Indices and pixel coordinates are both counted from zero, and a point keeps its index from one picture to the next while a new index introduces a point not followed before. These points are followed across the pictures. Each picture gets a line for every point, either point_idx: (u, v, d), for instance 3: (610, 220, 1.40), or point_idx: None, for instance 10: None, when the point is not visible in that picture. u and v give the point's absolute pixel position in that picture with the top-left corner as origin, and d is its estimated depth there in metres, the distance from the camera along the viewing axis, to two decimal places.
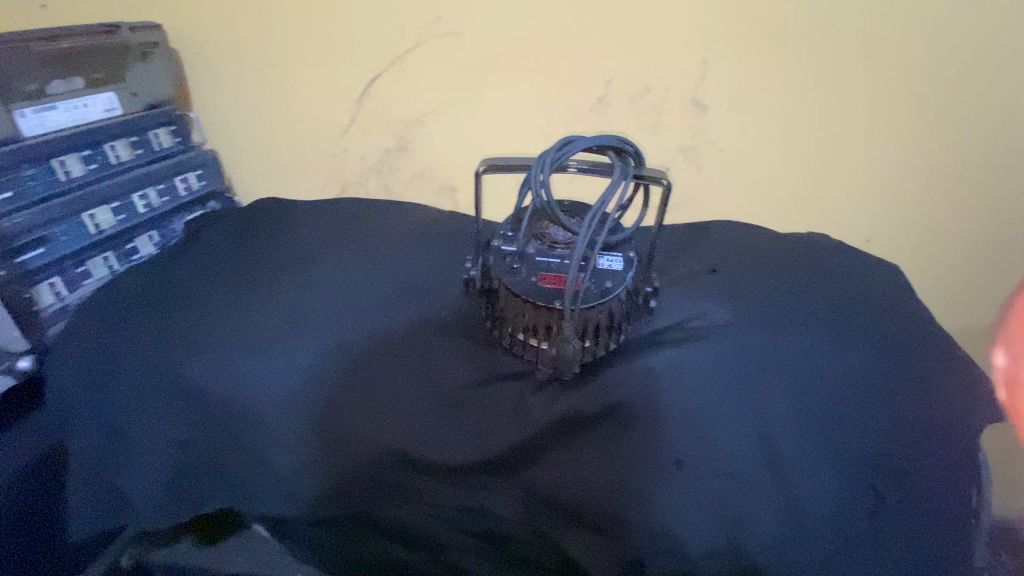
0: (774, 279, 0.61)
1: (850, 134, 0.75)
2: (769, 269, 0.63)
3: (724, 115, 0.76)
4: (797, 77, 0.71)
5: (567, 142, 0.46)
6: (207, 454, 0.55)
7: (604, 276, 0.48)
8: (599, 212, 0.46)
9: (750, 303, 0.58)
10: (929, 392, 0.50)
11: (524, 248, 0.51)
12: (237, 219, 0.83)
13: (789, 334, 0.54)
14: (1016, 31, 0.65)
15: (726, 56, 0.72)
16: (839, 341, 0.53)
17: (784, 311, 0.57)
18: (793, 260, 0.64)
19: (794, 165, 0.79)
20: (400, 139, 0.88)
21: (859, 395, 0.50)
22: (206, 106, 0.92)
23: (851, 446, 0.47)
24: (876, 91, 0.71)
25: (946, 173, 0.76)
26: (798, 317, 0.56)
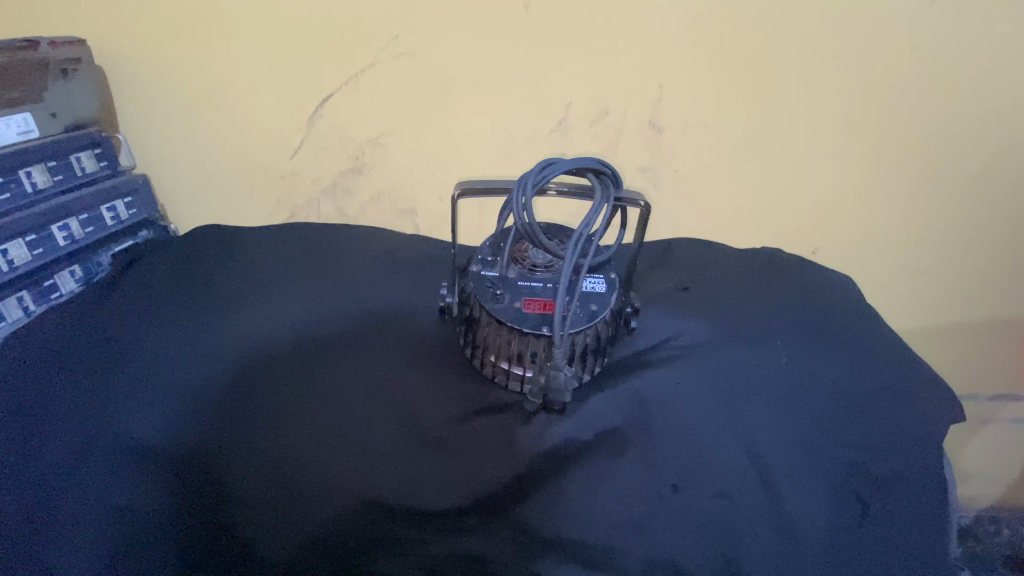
0: (744, 293, 0.63)
1: (795, 154, 0.79)
2: (737, 283, 0.65)
3: (680, 136, 0.79)
4: (746, 99, 0.75)
5: (548, 164, 0.45)
6: (151, 510, 0.47)
7: (589, 299, 0.48)
8: (583, 234, 0.45)
9: (725, 319, 0.59)
10: (895, 396, 0.53)
11: (505, 272, 0.49)
12: (177, 250, 0.77)
13: (765, 346, 0.56)
14: (937, 57, 0.70)
15: (680, 80, 0.75)
16: (810, 352, 0.56)
17: (758, 325, 0.58)
18: (758, 275, 0.66)
19: (747, 183, 0.83)
20: (356, 161, 0.85)
21: (836, 404, 0.52)
22: (136, 128, 0.85)
23: (834, 456, 0.49)
24: (817, 115, 0.76)
25: (883, 190, 0.82)
26: (770, 329, 0.58)
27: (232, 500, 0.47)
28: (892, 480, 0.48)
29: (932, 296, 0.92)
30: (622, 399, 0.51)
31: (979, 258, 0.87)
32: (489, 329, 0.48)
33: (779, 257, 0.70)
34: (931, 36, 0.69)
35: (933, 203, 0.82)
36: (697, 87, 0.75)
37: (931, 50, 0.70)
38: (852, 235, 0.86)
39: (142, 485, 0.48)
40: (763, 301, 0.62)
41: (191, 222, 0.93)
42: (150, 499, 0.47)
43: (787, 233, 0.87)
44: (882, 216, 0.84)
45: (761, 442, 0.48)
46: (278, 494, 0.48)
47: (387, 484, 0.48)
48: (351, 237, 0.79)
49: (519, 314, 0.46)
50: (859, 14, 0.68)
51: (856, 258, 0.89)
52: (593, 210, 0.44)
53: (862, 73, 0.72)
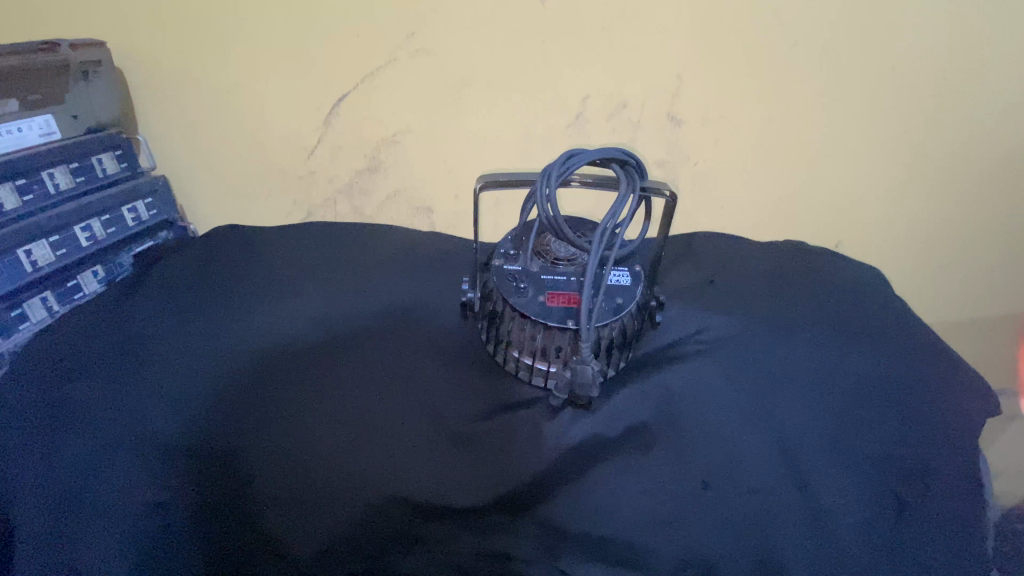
0: (770, 287, 0.62)
1: (816, 145, 0.78)
2: (761, 276, 0.64)
3: (699, 129, 0.78)
4: (767, 89, 0.74)
5: (573, 154, 0.45)
6: (174, 503, 0.47)
7: (613, 292, 0.47)
8: (609, 225, 0.44)
9: (752, 312, 0.58)
10: (927, 390, 0.51)
11: (528, 266, 0.48)
12: (197, 249, 0.77)
13: (793, 341, 0.55)
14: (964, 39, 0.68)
15: (699, 71, 0.73)
16: (836, 344, 0.55)
17: (787, 318, 0.57)
18: (784, 268, 0.65)
19: (768, 175, 0.81)
20: (372, 160, 0.84)
21: (867, 398, 0.51)
22: (154, 129, 0.85)
23: (866, 450, 0.47)
24: (837, 103, 0.74)
25: (907, 181, 0.80)
26: (795, 322, 0.57)
27: (258, 494, 0.47)
28: (925, 469, 0.47)
29: (962, 288, 0.90)
30: (646, 393, 0.51)
31: (1008, 250, 0.85)
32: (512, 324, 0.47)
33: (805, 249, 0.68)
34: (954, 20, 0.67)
35: (958, 194, 0.80)
36: (715, 79, 0.74)
37: (960, 37, 0.68)
38: (874, 228, 0.85)
39: (167, 480, 0.48)
40: (789, 294, 0.61)
41: (210, 222, 0.94)
42: (173, 491, 0.47)
43: (808, 225, 0.86)
44: (908, 207, 0.82)
45: (787, 433, 0.48)
46: (306, 488, 0.48)
47: (412, 479, 0.47)
48: (368, 234, 0.79)
49: (543, 307, 0.45)
50: (884, 1, 0.66)
51: (878, 251, 0.87)
52: (619, 200, 0.44)
53: (888, 63, 0.70)
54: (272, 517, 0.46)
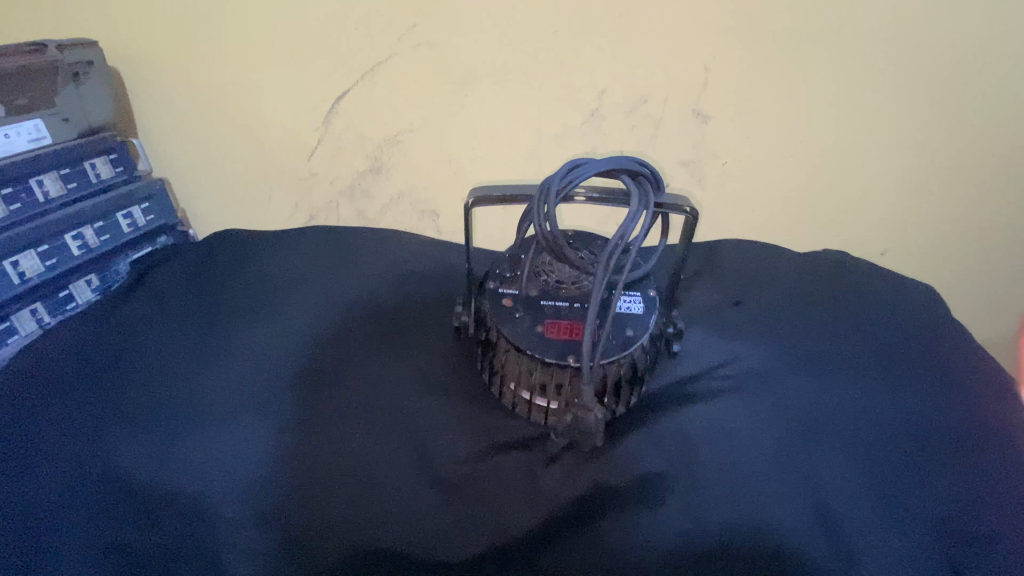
0: (802, 312, 0.57)
1: (860, 141, 0.70)
2: (791, 299, 0.59)
3: (728, 126, 0.70)
4: (806, 80, 0.66)
5: (578, 163, 0.40)
6: (141, 523, 0.44)
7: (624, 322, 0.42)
8: (617, 247, 0.39)
9: (782, 345, 0.54)
10: (985, 442, 0.46)
11: (526, 290, 0.43)
12: (188, 263, 0.74)
13: (828, 382, 0.50)
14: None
15: (729, 61, 0.66)
16: (870, 381, 0.50)
17: (821, 353, 0.53)
18: (819, 288, 0.60)
19: (805, 176, 0.73)
20: (374, 161, 0.80)
21: (912, 449, 0.45)
22: (153, 130, 0.82)
23: (914, 509, 0.42)
24: (883, 94, 0.66)
25: (962, 181, 0.71)
26: (823, 356, 0.53)
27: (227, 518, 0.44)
28: (983, 529, 0.41)
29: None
30: (657, 433, 0.46)
31: None
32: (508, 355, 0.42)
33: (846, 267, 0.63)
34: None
35: (1020, 198, 0.72)
36: (747, 69, 0.66)
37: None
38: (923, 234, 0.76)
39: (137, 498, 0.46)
40: (824, 323, 0.56)
41: (212, 225, 0.91)
42: (135, 535, 0.43)
43: (846, 229, 0.78)
44: (964, 209, 0.74)
45: (817, 480, 0.43)
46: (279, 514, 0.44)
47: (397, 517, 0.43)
48: (368, 240, 0.75)
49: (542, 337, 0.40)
50: None
51: (923, 259, 0.79)
52: (630, 216, 0.38)
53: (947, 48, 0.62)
54: (238, 544, 0.43)
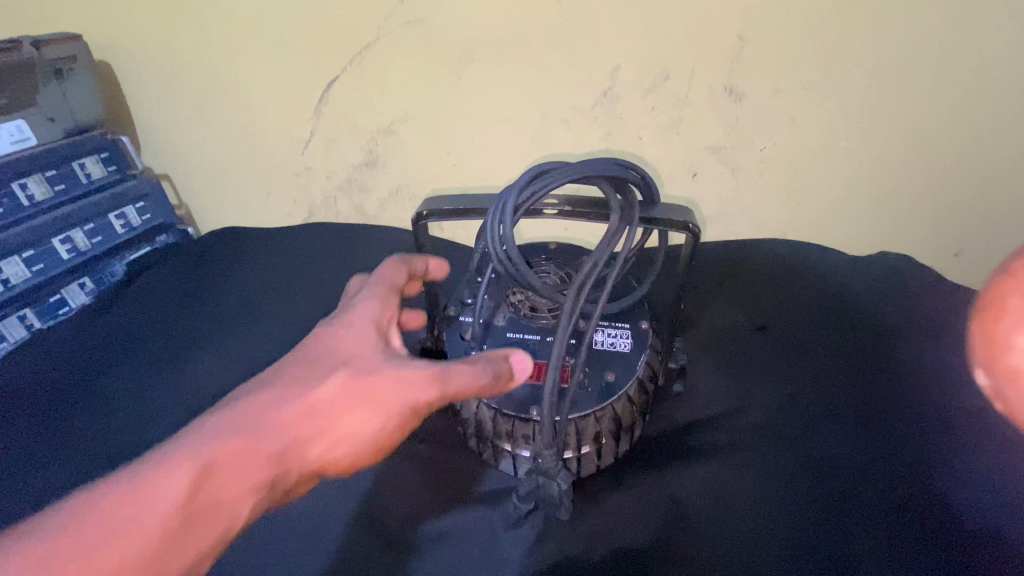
0: (826, 348, 0.55)
1: (942, 122, 0.56)
2: (809, 325, 0.58)
3: (766, 104, 0.59)
4: (868, 47, 0.54)
5: (535, 180, 0.37)
6: None
7: (604, 367, 0.46)
8: (591, 272, 0.34)
9: (793, 391, 0.52)
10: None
11: (494, 322, 0.49)
12: (176, 268, 0.74)
13: (840, 440, 0.47)
14: None
15: (767, 25, 0.55)
16: (885, 426, 0.48)
17: (835, 403, 0.50)
18: (847, 319, 0.57)
19: (866, 164, 0.61)
20: (369, 153, 0.74)
21: (943, 524, 0.41)
22: (151, 126, 0.80)
23: None
24: (977, 62, 0.52)
25: None
26: (834, 395, 0.51)
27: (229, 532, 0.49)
28: None
29: None
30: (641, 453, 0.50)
31: None
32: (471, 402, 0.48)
33: (880, 303, 0.58)
34: None
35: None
36: (791, 34, 0.55)
37: None
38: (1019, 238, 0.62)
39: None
40: (844, 368, 0.53)
41: (217, 221, 0.89)
42: None
43: (912, 229, 0.65)
44: None
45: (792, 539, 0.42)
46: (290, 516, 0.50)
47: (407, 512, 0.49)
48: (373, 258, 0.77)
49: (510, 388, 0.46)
50: None
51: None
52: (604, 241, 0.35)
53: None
54: None
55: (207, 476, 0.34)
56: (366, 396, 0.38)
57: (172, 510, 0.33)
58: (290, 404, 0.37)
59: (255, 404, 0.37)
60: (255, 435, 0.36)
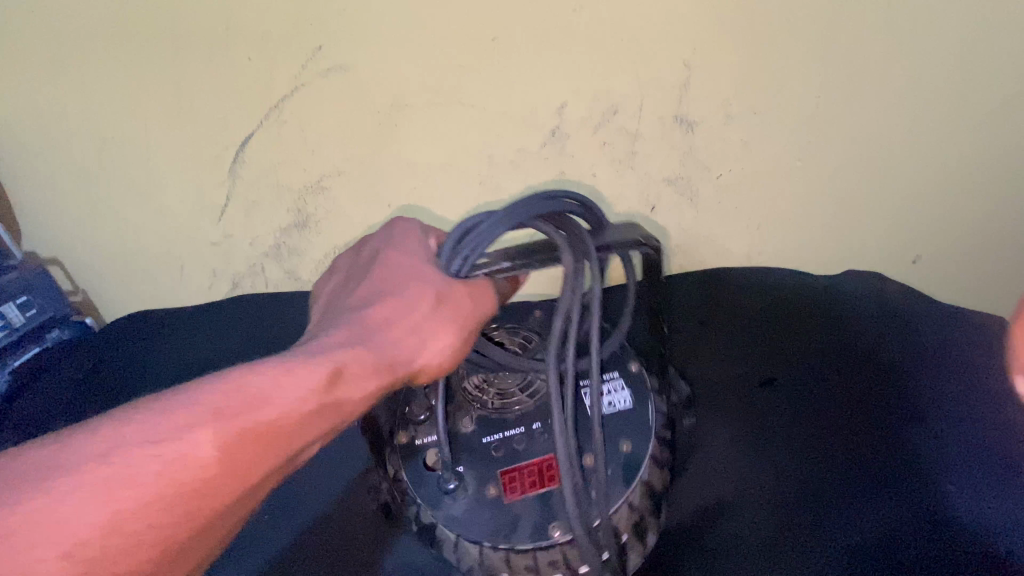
0: (822, 386, 0.52)
1: (886, 135, 0.57)
2: (811, 368, 0.53)
3: (718, 131, 0.58)
4: (810, 68, 0.54)
5: (465, 241, 0.40)
6: None
7: (617, 438, 0.46)
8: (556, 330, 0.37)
9: (796, 450, 0.48)
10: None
11: (466, 431, 0.49)
12: (76, 367, 0.65)
13: (864, 508, 0.44)
14: None
15: (712, 54, 0.54)
16: (891, 464, 0.46)
17: (840, 456, 0.47)
18: (837, 343, 0.54)
19: (820, 181, 0.60)
20: (298, 214, 0.67)
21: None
22: (30, 204, 0.69)
23: None
24: (911, 76, 0.53)
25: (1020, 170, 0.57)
26: (838, 445, 0.48)
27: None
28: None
29: None
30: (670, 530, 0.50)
31: None
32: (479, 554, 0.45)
33: (888, 306, 0.57)
34: None
35: (967, 131, 0.56)
36: (736, 58, 0.54)
37: None
38: (970, 239, 0.63)
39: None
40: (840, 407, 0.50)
41: (125, 305, 0.78)
42: None
43: (870, 242, 0.64)
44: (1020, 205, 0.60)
45: None
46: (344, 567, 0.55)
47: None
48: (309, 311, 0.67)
49: (518, 516, 0.45)
50: None
51: (968, 268, 0.65)
52: (566, 277, 0.38)
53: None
54: None
55: (340, 377, 0.34)
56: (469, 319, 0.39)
57: (318, 389, 0.33)
58: (415, 330, 0.38)
59: (368, 326, 0.37)
60: (377, 355, 0.36)
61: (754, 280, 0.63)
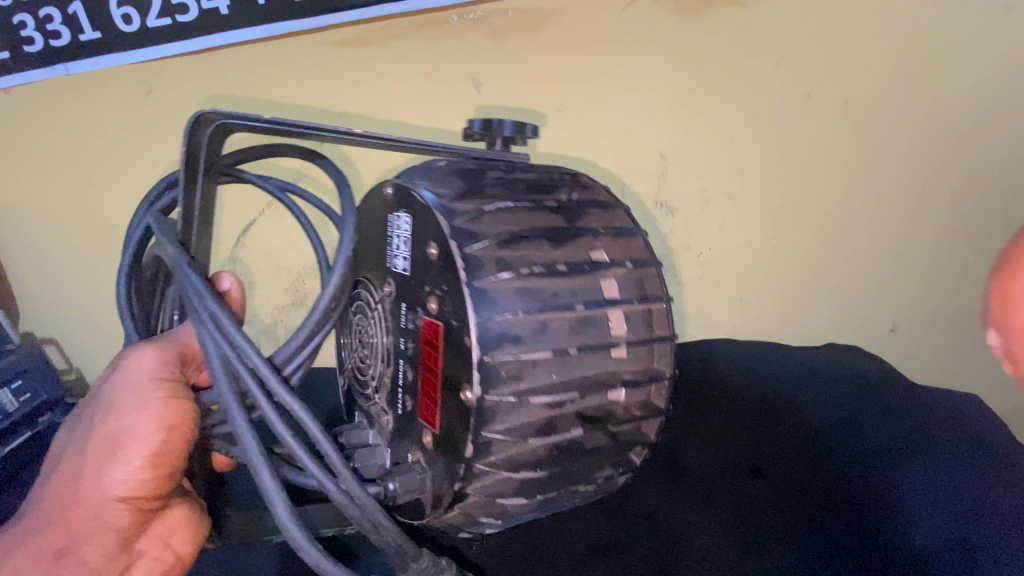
0: (810, 472, 0.48)
1: (855, 213, 0.60)
2: (802, 458, 0.49)
3: (698, 212, 0.61)
4: (775, 156, 0.58)
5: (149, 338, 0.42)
6: None
7: (424, 242, 0.34)
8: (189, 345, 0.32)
9: (797, 549, 0.43)
10: None
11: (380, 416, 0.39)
12: None
13: None
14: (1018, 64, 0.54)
15: (686, 146, 0.58)
16: (891, 549, 0.42)
17: (840, 544, 0.43)
18: (828, 426, 0.51)
19: (801, 258, 0.62)
20: (291, 297, 0.67)
21: None
22: (30, 288, 0.70)
23: None
24: (870, 163, 0.58)
25: (990, 250, 0.59)
26: (833, 535, 0.43)
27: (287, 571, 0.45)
28: None
29: None
30: (458, 180, 0.36)
31: None
32: (474, 488, 0.32)
33: (864, 376, 0.56)
34: (999, 50, 0.54)
35: (932, 211, 0.59)
36: (708, 148, 0.58)
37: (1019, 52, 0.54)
38: (959, 320, 0.62)
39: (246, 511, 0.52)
40: (826, 489, 0.46)
41: None
42: None
43: (858, 321, 0.64)
44: None
45: None
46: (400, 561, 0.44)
47: (557, 555, 0.44)
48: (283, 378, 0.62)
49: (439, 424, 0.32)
50: (896, 35, 0.54)
51: (958, 346, 0.63)
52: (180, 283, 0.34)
53: (934, 88, 0.55)
54: None
55: (58, 537, 0.35)
56: (164, 387, 0.38)
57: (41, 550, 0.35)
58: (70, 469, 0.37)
59: (52, 497, 0.36)
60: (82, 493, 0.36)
61: (742, 359, 0.60)
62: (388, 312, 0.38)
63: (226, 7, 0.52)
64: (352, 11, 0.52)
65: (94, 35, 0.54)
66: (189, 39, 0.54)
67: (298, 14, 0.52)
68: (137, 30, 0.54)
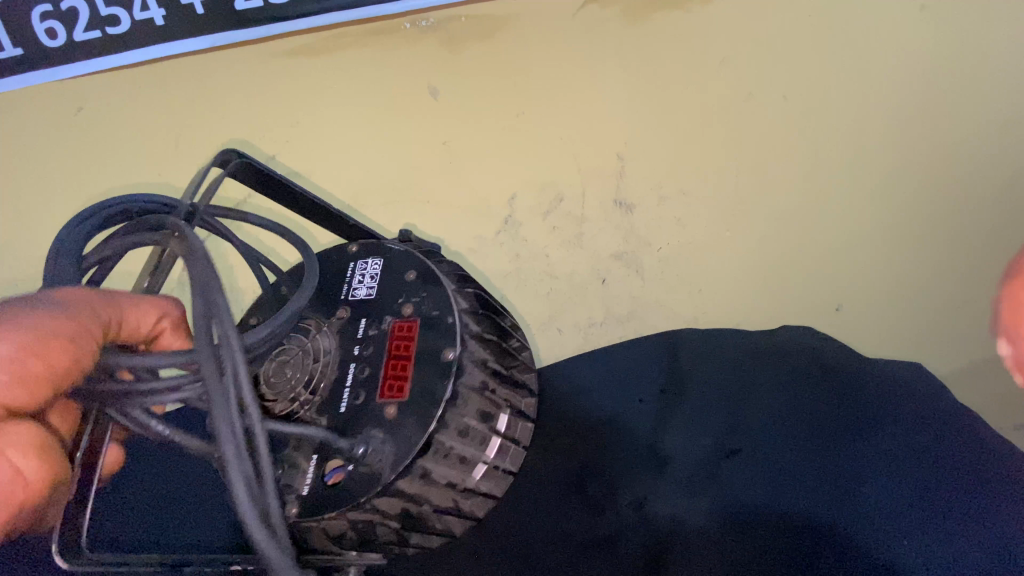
0: (778, 443, 0.51)
1: (798, 203, 0.63)
2: (771, 429, 0.52)
3: (656, 211, 0.63)
4: (722, 152, 0.61)
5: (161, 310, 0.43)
6: None
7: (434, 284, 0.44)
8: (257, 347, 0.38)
9: (772, 521, 0.46)
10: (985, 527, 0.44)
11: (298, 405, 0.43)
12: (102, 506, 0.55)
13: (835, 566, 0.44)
14: (924, 61, 0.59)
15: (639, 146, 0.60)
16: (851, 504, 0.46)
17: (807, 511, 0.47)
18: (790, 397, 0.54)
19: (753, 249, 0.65)
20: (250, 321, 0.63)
21: None
22: None
23: None
24: (809, 155, 0.62)
25: (913, 231, 0.64)
26: (802, 500, 0.47)
27: None
28: None
29: None
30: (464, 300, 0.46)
31: None
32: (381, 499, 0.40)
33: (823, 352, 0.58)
34: (908, 49, 0.59)
35: (865, 197, 0.63)
36: (660, 147, 0.61)
37: (925, 48, 0.59)
38: (897, 299, 0.66)
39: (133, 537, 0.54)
40: (793, 458, 0.49)
41: None
42: None
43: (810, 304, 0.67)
44: (928, 261, 0.65)
45: None
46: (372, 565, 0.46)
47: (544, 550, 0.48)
48: None
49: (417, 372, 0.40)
50: (819, 37, 0.59)
51: (898, 322, 0.67)
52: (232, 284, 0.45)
53: (856, 84, 0.60)
54: None
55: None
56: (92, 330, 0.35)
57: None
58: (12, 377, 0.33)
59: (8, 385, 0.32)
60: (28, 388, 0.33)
61: (709, 340, 0.62)
62: (333, 334, 0.45)
63: (161, 18, 0.50)
64: (299, 21, 0.52)
65: (15, 52, 0.50)
66: (122, 52, 0.51)
67: (243, 24, 0.51)
68: (64, 45, 0.50)
